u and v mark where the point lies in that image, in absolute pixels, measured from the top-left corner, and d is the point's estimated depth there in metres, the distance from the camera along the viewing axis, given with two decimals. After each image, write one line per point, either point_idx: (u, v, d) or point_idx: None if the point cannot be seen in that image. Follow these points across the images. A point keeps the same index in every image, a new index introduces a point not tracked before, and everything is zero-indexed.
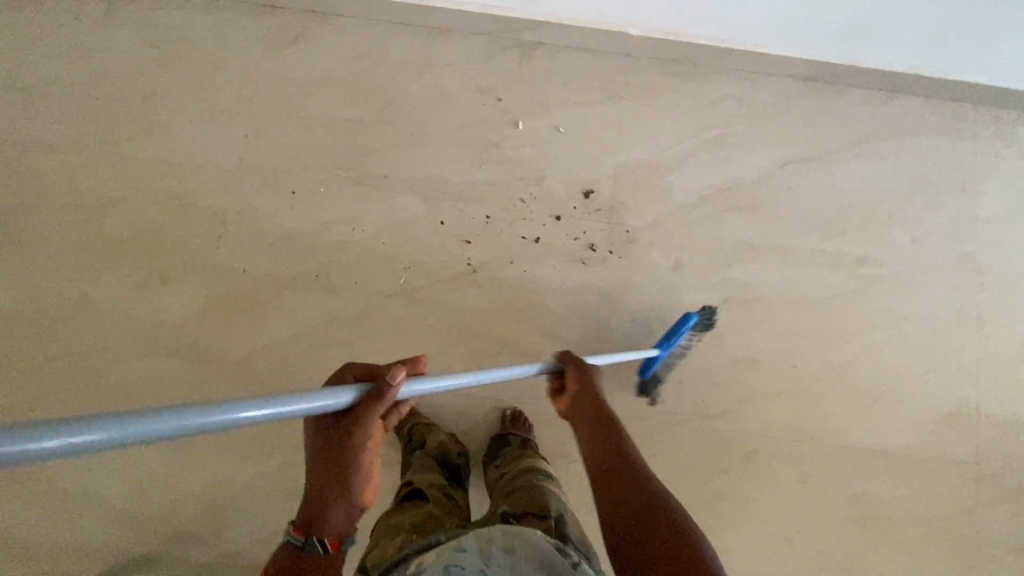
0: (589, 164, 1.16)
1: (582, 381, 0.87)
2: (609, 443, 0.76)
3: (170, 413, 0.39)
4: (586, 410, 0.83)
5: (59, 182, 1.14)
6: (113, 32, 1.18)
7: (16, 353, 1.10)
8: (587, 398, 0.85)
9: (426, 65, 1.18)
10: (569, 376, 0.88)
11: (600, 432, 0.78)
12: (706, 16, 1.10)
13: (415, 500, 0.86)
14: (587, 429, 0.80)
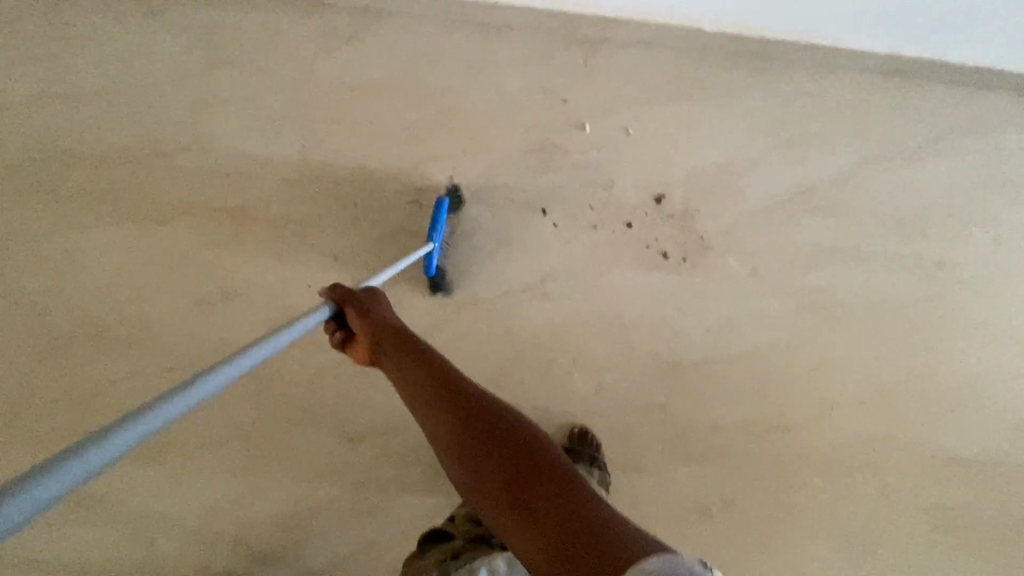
0: (660, 169, 1.12)
1: (366, 314, 0.71)
2: (433, 378, 0.61)
3: (88, 446, 0.34)
4: (386, 348, 0.67)
5: (110, 200, 1.10)
6: (155, 37, 1.12)
7: (80, 378, 1.09)
8: (377, 330, 0.69)
9: (486, 66, 1.13)
10: (353, 317, 0.71)
11: (410, 368, 0.64)
12: (786, 8, 1.04)
13: (438, 536, 0.84)
14: (394, 367, 0.65)
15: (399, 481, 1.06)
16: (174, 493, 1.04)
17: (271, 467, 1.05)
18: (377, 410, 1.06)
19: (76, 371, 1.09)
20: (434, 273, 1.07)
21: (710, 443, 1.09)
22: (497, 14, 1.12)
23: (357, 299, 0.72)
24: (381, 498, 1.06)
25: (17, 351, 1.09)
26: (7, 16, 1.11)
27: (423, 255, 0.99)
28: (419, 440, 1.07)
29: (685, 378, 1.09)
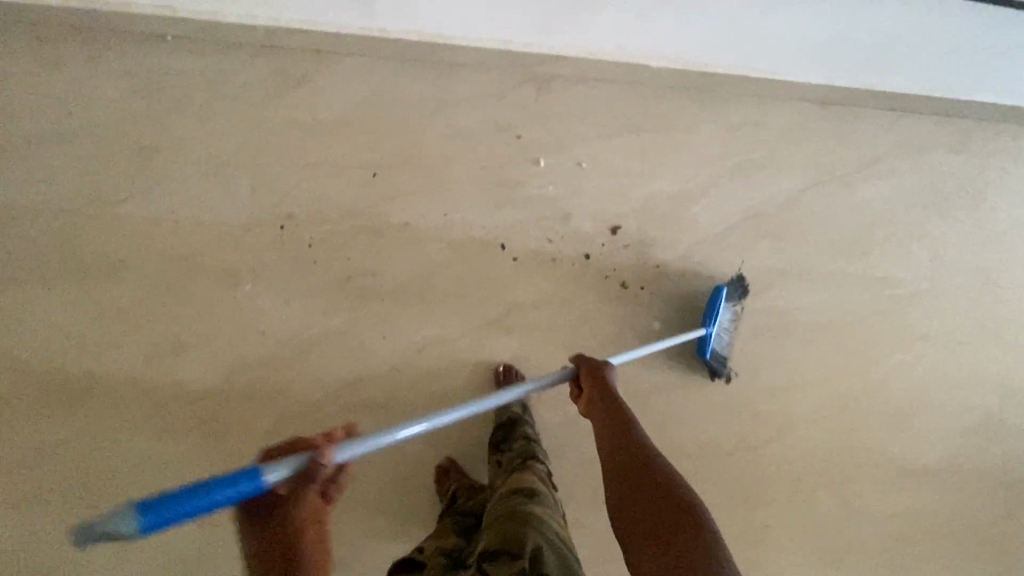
0: (617, 200, 1.14)
1: (599, 386, 0.84)
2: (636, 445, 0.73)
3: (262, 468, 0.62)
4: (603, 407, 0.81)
5: (50, 252, 1.06)
6: (97, 82, 1.09)
7: (21, 440, 1.03)
8: (599, 397, 0.83)
9: (440, 104, 1.14)
10: (586, 381, 0.87)
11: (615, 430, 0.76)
12: (727, 42, 1.08)
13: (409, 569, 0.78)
14: (604, 430, 0.78)
15: (369, 526, 1.06)
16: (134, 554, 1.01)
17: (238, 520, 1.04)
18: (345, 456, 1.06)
19: (18, 436, 1.03)
20: (711, 359, 1.07)
21: (678, 470, 1.10)
22: (449, 52, 1.12)
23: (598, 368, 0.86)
24: (352, 545, 1.05)
25: None
26: None
27: (683, 339, 1.03)
28: (388, 484, 1.07)
29: (650, 405, 1.10)
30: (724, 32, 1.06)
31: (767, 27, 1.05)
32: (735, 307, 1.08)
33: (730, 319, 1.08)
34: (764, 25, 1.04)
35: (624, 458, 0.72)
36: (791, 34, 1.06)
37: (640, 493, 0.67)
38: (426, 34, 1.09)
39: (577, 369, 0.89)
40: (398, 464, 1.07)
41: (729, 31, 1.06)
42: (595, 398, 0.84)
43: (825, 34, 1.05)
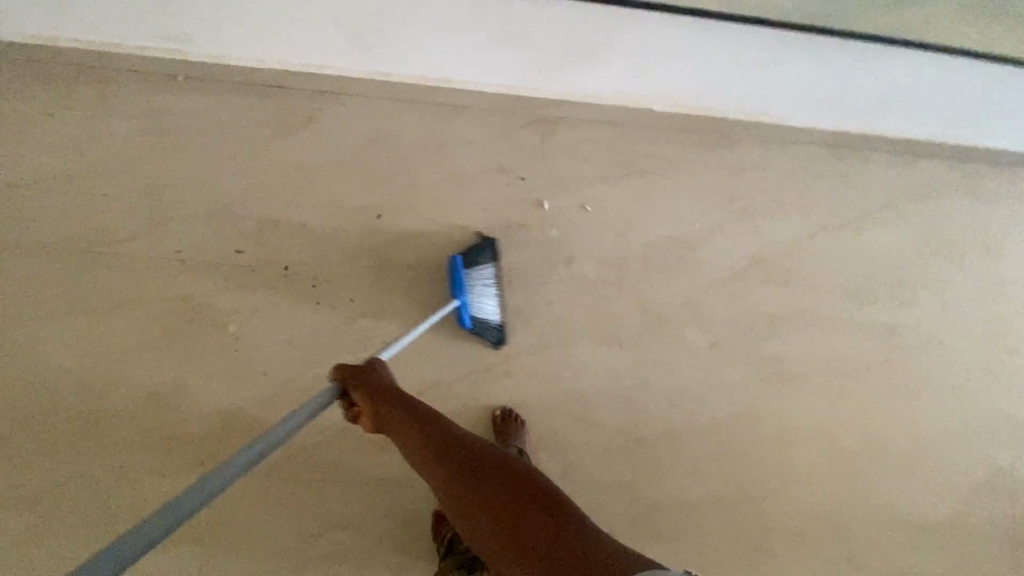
0: (618, 244, 1.14)
1: (375, 394, 0.78)
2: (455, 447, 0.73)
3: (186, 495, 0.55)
4: (410, 429, 0.76)
5: (55, 291, 1.07)
6: (106, 121, 1.10)
7: (21, 480, 1.04)
8: (388, 407, 0.77)
9: (444, 146, 1.14)
10: (359, 394, 0.78)
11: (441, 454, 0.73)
12: (730, 94, 1.07)
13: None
14: (422, 448, 0.75)
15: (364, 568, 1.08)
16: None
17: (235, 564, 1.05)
18: (342, 499, 1.08)
19: (18, 477, 1.04)
20: (472, 325, 1.07)
21: (679, 519, 1.09)
22: (453, 94, 1.13)
23: (360, 377, 0.79)
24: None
25: None
26: None
27: (438, 315, 1.01)
28: (384, 527, 1.09)
29: (651, 452, 1.09)
30: (727, 86, 1.05)
31: (770, 84, 1.03)
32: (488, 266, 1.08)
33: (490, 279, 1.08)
34: (765, 82, 1.03)
35: (464, 481, 0.70)
36: (794, 91, 1.05)
37: (484, 503, 0.68)
38: (430, 78, 1.10)
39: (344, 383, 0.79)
40: (394, 508, 1.09)
41: (732, 86, 1.05)
42: (383, 405, 0.77)
43: (828, 90, 1.04)
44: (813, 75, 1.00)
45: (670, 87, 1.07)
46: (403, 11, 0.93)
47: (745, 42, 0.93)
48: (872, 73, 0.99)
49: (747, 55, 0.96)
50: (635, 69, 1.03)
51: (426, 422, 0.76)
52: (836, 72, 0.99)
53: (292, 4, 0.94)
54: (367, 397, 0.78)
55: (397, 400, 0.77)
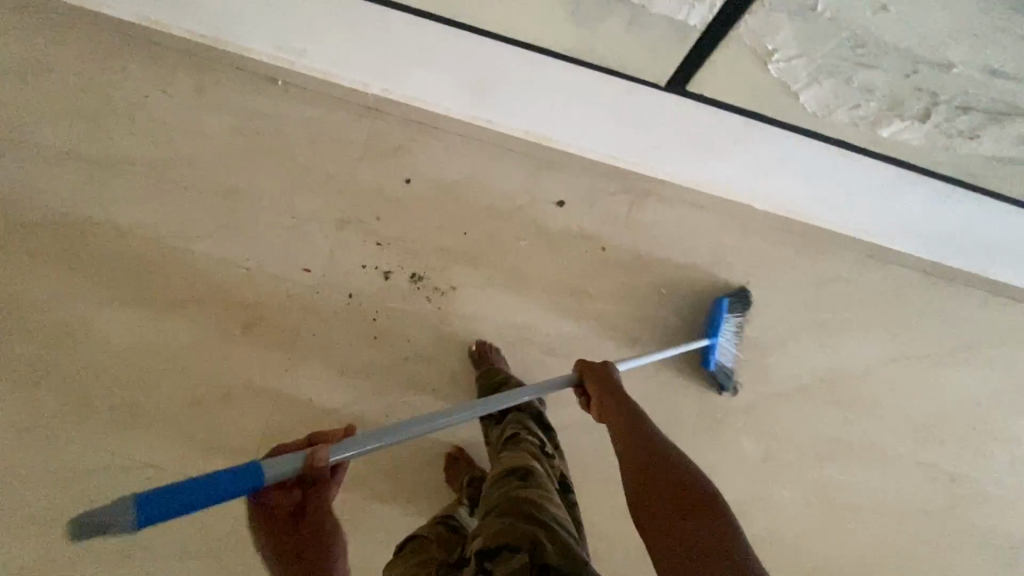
0: (690, 335, 1.10)
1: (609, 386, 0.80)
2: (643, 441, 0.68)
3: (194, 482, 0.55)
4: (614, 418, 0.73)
5: (121, 277, 1.06)
6: (200, 113, 1.09)
7: (49, 463, 1.01)
8: (607, 406, 0.77)
9: (531, 200, 1.11)
10: (591, 384, 0.82)
11: (627, 435, 0.69)
12: (843, 211, 1.04)
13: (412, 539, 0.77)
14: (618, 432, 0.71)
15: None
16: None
17: None
18: (366, 544, 1.06)
19: (47, 458, 1.02)
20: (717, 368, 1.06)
21: None
22: (551, 149, 1.10)
23: (593, 369, 0.83)
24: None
25: None
26: (49, 64, 1.06)
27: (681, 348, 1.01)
28: None
29: None
30: (842, 204, 1.02)
31: (887, 213, 1.00)
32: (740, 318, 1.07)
33: (733, 329, 1.07)
34: (892, 206, 0.97)
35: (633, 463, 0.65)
36: (912, 222, 1.01)
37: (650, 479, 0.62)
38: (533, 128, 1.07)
39: (580, 376, 0.84)
40: None
41: (848, 205, 1.01)
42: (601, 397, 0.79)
43: (948, 227, 0.99)
44: (936, 216, 0.96)
45: (782, 193, 1.04)
46: (518, 84, 0.92)
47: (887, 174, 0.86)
48: (1003, 225, 0.93)
49: (884, 183, 0.89)
50: (752, 173, 1.00)
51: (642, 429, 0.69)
52: (963, 217, 0.94)
53: (408, 54, 0.93)
54: (597, 383, 0.82)
55: (611, 390, 0.78)
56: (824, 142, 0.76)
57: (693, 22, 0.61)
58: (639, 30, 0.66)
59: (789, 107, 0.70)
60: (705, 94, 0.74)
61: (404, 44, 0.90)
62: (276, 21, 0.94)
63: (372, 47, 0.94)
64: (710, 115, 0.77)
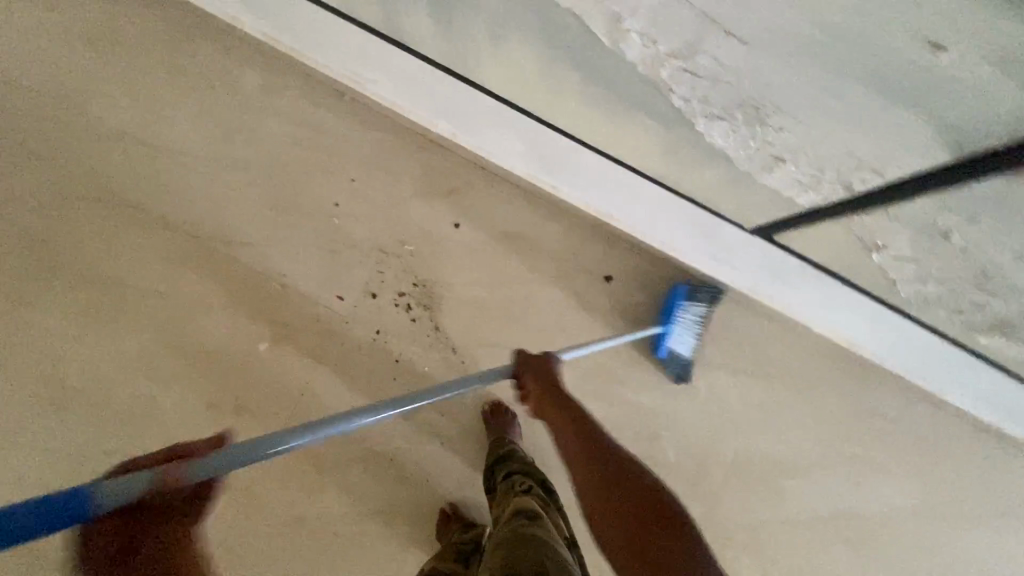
0: (713, 440, 1.06)
1: (550, 380, 0.80)
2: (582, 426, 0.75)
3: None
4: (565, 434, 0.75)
5: (156, 267, 1.06)
6: (262, 115, 1.05)
7: (64, 435, 1.04)
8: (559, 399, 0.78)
9: (578, 268, 1.07)
10: (530, 377, 0.80)
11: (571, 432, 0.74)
12: (901, 352, 0.98)
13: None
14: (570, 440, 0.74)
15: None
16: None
17: None
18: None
19: (64, 431, 1.04)
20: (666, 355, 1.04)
21: None
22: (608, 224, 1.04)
23: (535, 369, 0.81)
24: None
25: (12, 394, 1.04)
26: (120, 37, 1.04)
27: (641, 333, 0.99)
28: None
29: None
30: (902, 347, 0.96)
31: (944, 365, 0.96)
32: (702, 308, 1.02)
33: (696, 319, 1.03)
34: (939, 368, 0.97)
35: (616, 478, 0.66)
36: (964, 379, 0.98)
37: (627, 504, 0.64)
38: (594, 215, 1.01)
39: (519, 367, 0.81)
40: None
41: (909, 350, 0.96)
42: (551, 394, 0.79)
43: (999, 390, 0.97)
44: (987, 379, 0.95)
45: (843, 323, 0.97)
46: (592, 169, 0.85)
47: (931, 338, 0.90)
48: None
49: (932, 344, 0.91)
50: (819, 301, 0.93)
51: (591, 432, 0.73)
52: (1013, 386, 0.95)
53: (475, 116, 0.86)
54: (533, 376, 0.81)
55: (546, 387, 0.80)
56: (883, 304, 0.86)
57: (798, 202, 0.74)
58: (739, 189, 0.76)
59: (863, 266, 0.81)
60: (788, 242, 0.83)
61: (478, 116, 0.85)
62: (347, 56, 0.88)
63: (441, 105, 0.88)
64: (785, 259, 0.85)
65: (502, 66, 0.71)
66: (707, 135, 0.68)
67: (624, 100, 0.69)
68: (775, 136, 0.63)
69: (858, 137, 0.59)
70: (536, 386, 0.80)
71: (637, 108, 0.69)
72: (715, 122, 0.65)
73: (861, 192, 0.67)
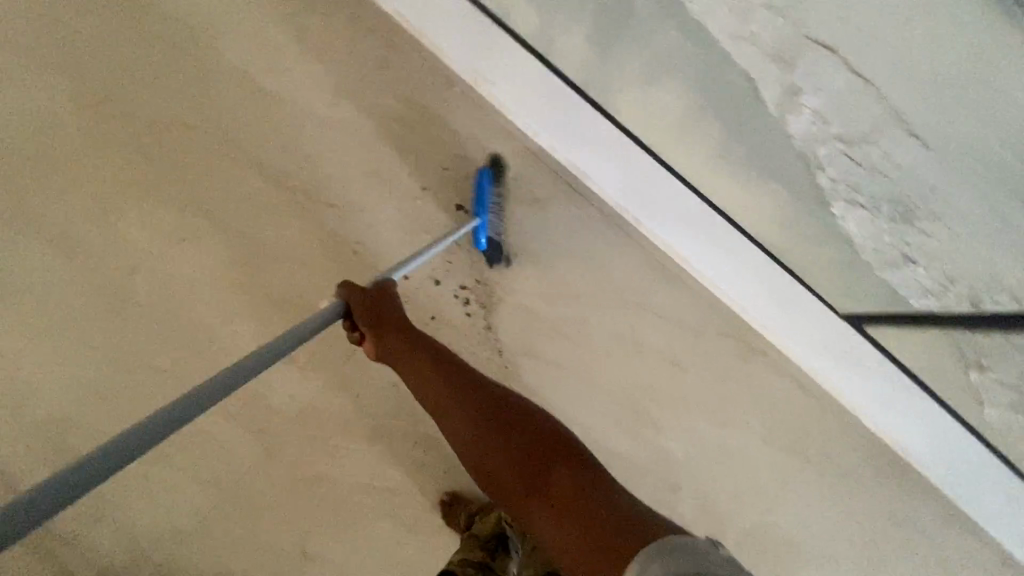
0: (732, 502, 1.06)
1: (384, 311, 0.76)
2: (456, 377, 0.73)
3: None
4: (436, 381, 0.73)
5: (242, 206, 1.10)
6: (373, 88, 1.09)
7: (122, 342, 1.09)
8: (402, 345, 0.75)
9: (641, 303, 1.06)
10: (365, 325, 0.74)
11: (438, 377, 0.73)
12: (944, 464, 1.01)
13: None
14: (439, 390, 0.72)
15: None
16: (136, 514, 1.05)
17: (224, 539, 1.05)
18: (345, 548, 1.05)
19: (122, 339, 1.09)
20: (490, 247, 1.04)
21: None
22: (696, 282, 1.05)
23: (371, 300, 0.75)
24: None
25: (84, 291, 1.09)
26: None
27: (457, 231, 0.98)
28: None
29: None
30: (947, 459, 0.99)
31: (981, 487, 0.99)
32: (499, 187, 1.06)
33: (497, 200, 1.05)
34: (985, 493, 0.99)
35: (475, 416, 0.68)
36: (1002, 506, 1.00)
37: (498, 442, 0.65)
38: (689, 272, 1.04)
39: (350, 300, 0.75)
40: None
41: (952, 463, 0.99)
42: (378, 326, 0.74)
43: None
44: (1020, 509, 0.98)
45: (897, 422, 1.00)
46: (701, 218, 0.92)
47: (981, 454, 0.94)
48: None
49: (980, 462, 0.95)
50: (878, 391, 0.98)
51: (457, 375, 0.73)
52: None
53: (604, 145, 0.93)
54: (378, 325, 0.75)
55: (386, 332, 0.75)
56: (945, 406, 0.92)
57: (913, 302, 0.82)
58: (850, 277, 0.86)
59: (950, 373, 0.88)
60: (876, 334, 0.91)
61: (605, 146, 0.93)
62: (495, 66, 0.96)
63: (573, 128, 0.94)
64: (863, 347, 0.93)
65: (653, 116, 0.85)
66: (843, 221, 0.79)
67: (762, 170, 0.81)
68: (916, 235, 0.73)
69: (1004, 247, 0.67)
70: (371, 327, 0.74)
71: (777, 177, 0.81)
72: (857, 208, 0.76)
73: (985, 310, 0.75)
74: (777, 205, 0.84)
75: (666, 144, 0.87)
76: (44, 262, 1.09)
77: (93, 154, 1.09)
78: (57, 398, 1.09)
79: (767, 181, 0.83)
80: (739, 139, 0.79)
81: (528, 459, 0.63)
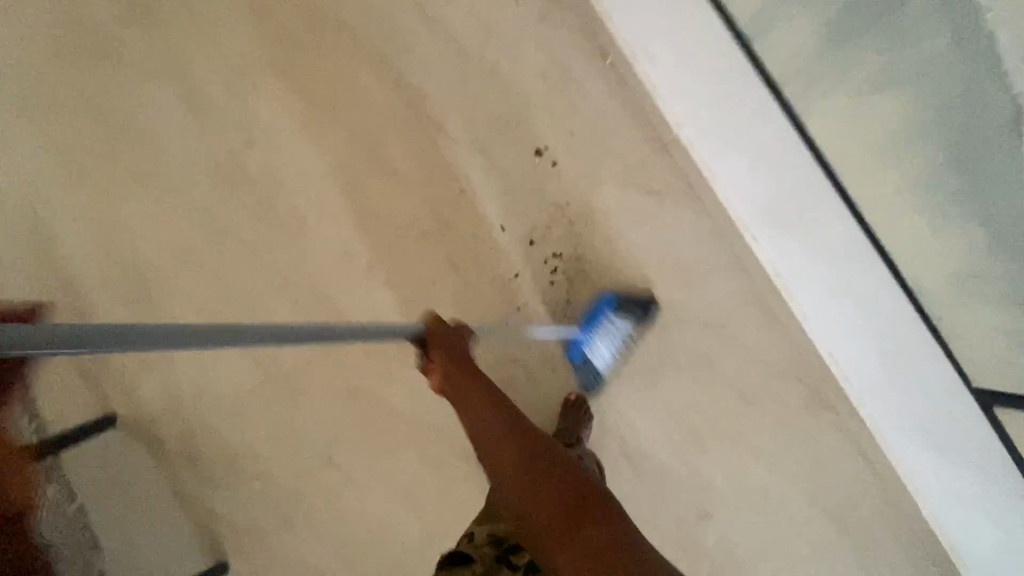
0: (752, 545, 1.03)
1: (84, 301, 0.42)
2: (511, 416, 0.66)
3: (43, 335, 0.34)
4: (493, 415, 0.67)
5: (367, 113, 1.11)
6: (526, 38, 1.08)
7: (217, 206, 1.12)
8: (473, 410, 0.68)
9: (725, 324, 1.03)
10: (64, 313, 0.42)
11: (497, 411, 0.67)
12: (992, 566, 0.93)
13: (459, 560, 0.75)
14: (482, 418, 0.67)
15: (323, 536, 1.07)
16: (185, 370, 1.09)
17: (257, 419, 1.08)
18: (366, 465, 1.07)
19: (219, 205, 1.12)
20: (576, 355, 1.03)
21: None
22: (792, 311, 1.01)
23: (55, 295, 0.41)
24: (300, 535, 1.08)
25: (199, 150, 1.12)
26: None
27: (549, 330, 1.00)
28: (363, 516, 1.07)
29: None
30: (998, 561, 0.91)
31: None
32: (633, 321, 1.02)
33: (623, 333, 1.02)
34: None
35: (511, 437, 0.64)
36: None
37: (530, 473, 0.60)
38: (793, 313, 1.01)
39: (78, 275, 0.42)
40: (385, 515, 1.07)
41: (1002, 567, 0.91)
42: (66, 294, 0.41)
43: None
44: None
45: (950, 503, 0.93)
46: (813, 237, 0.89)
47: None
48: None
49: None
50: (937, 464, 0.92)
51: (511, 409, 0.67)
52: None
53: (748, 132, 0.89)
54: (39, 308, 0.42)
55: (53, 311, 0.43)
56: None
57: None
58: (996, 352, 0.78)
59: None
60: (1004, 420, 0.80)
61: (746, 135, 0.90)
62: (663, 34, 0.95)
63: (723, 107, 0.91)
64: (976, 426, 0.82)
65: (851, 120, 0.78)
66: None
67: (966, 200, 0.71)
68: None
69: None
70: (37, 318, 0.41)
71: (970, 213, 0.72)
72: None
73: None
74: (952, 256, 0.77)
75: (854, 163, 0.80)
76: (171, 114, 1.12)
77: (245, 26, 1.12)
78: (144, 240, 1.13)
79: (958, 216, 0.73)
80: (962, 170, 0.70)
81: (562, 493, 0.57)
